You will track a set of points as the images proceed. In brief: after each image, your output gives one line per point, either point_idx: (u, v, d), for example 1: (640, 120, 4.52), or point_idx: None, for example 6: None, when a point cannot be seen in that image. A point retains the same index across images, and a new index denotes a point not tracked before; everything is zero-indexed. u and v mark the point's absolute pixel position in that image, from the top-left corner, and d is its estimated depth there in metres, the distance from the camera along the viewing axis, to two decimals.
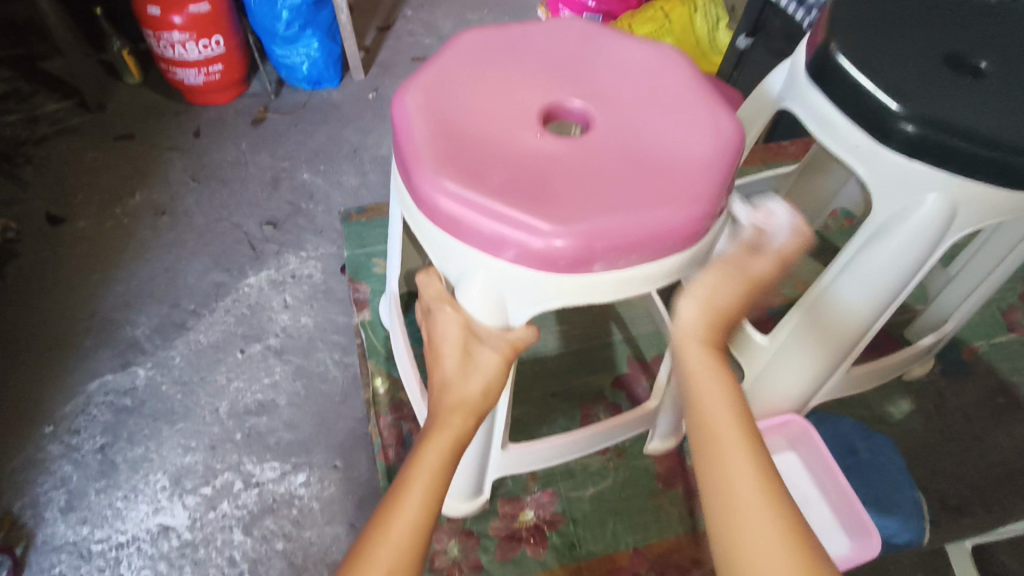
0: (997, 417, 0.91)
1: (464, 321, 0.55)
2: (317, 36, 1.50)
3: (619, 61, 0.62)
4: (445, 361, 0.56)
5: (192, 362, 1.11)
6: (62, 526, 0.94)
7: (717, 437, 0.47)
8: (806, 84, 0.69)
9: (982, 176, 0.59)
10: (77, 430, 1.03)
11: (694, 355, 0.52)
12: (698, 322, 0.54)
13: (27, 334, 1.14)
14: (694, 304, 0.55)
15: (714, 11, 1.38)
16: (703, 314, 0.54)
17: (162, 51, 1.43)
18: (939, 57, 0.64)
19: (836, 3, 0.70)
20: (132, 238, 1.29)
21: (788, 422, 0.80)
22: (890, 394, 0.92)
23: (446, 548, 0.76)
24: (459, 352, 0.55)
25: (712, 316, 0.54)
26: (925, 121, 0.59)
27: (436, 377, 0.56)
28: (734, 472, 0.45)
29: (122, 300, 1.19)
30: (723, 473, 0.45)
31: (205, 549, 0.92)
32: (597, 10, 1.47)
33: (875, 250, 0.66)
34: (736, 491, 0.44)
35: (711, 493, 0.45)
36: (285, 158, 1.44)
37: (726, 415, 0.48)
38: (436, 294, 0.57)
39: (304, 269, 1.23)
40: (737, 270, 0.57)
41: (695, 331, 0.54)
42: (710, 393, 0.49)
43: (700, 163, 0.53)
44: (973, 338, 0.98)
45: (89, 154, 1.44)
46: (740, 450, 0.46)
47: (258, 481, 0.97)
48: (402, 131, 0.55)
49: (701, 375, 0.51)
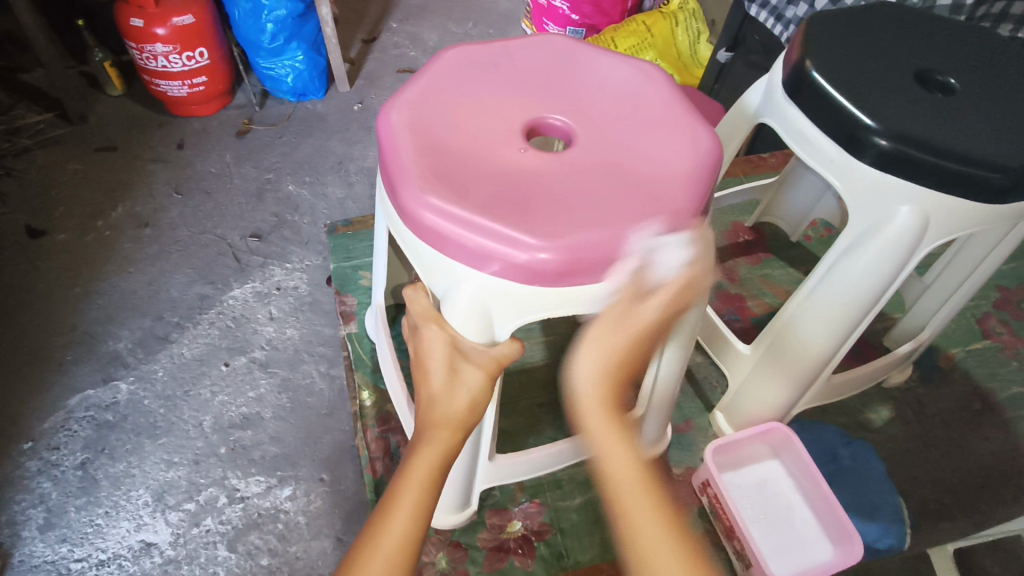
0: (974, 421, 0.93)
1: (449, 338, 0.55)
2: (303, 48, 1.51)
3: (600, 78, 0.63)
4: (430, 377, 0.56)
5: (175, 375, 1.10)
6: (41, 545, 0.92)
7: (624, 509, 0.45)
8: (783, 99, 0.71)
9: (952, 188, 0.61)
10: (56, 446, 1.01)
11: (595, 426, 0.47)
12: (598, 384, 0.48)
13: (5, 349, 1.12)
14: (592, 360, 0.49)
15: (695, 25, 1.42)
16: (602, 373, 0.48)
17: (145, 62, 1.43)
18: (909, 73, 0.67)
19: (810, 21, 0.72)
20: (114, 250, 1.28)
21: (771, 430, 0.80)
22: (869, 400, 0.94)
23: (434, 560, 0.75)
24: (444, 369, 0.55)
25: (610, 372, 0.48)
26: (897, 136, 0.61)
27: (421, 393, 0.56)
28: (642, 532, 0.44)
29: (104, 313, 1.18)
30: (634, 537, 0.44)
31: (187, 565, 0.90)
32: (581, 23, 1.49)
33: (852, 261, 0.67)
34: (650, 553, 0.43)
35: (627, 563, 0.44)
36: (270, 170, 1.44)
37: (630, 472, 0.46)
38: (423, 311, 0.57)
39: (290, 281, 1.22)
40: (627, 322, 0.49)
41: (594, 398, 0.48)
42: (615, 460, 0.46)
43: (681, 177, 0.54)
44: (949, 345, 1.00)
45: (70, 166, 1.42)
46: (646, 512, 0.45)
47: (243, 496, 0.96)
48: (387, 147, 0.55)
49: (607, 448, 0.47)
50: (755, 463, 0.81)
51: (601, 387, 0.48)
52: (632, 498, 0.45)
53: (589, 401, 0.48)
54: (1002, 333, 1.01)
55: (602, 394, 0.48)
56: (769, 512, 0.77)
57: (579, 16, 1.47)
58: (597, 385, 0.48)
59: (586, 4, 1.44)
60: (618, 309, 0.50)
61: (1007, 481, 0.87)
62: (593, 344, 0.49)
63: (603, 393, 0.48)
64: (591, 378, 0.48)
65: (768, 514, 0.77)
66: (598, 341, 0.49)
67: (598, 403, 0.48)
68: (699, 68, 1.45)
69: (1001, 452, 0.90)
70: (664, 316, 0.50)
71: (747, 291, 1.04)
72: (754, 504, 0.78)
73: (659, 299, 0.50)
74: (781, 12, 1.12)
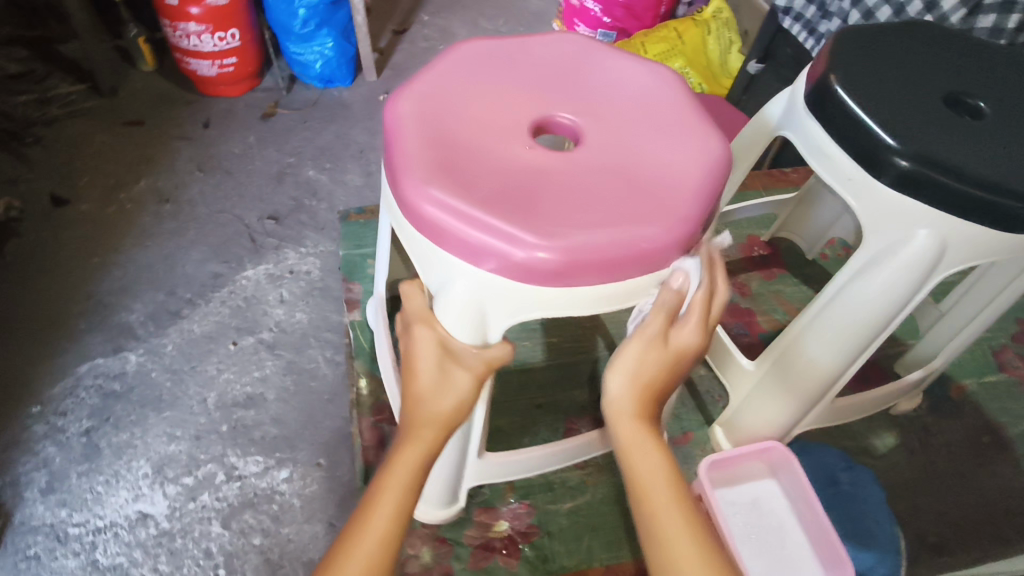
0: (981, 456, 0.90)
1: (440, 339, 0.53)
2: (333, 35, 1.51)
3: (615, 78, 0.61)
4: (420, 374, 0.53)
5: (183, 350, 1.11)
6: (41, 507, 0.94)
7: (647, 493, 0.50)
8: (804, 114, 0.69)
9: (972, 215, 0.59)
10: (63, 412, 1.03)
11: (628, 436, 0.53)
12: (628, 398, 0.53)
13: (22, 313, 1.14)
14: (622, 377, 0.54)
15: (727, 35, 1.41)
16: (631, 385, 0.53)
17: (178, 40, 1.45)
18: (938, 95, 0.65)
19: (839, 36, 0.70)
20: (134, 224, 1.30)
21: (769, 449, 0.78)
22: (875, 426, 0.92)
23: (418, 554, 0.75)
24: (434, 370, 0.53)
25: (641, 392, 0.53)
26: (920, 158, 0.59)
27: (409, 394, 0.54)
28: (667, 530, 0.49)
29: (119, 285, 1.20)
30: (662, 532, 0.49)
31: (182, 539, 0.91)
32: (613, 27, 1.48)
33: (865, 284, 0.65)
34: (673, 542, 0.48)
35: (651, 547, 0.49)
36: (292, 154, 1.45)
37: (662, 479, 0.51)
38: (416, 309, 0.54)
39: (303, 265, 1.23)
40: (660, 345, 0.53)
41: (627, 410, 0.53)
42: (642, 464, 0.51)
43: (688, 184, 0.52)
44: (962, 375, 0.97)
45: (97, 138, 1.45)
46: (671, 507, 0.49)
47: (241, 475, 0.97)
48: (392, 136, 0.53)
49: (638, 457, 0.51)
50: (750, 480, 0.80)
51: (631, 397, 0.53)
52: (660, 495, 0.50)
53: (619, 413, 0.53)
54: (1020, 368, 0.98)
55: (632, 406, 0.53)
56: (761, 534, 0.75)
57: (610, 18, 1.45)
58: (629, 400, 0.53)
59: (618, 7, 1.43)
60: (655, 329, 0.54)
61: (1011, 519, 0.85)
62: (625, 360, 0.53)
63: (636, 422, 0.53)
64: (625, 393, 0.53)
65: (760, 536, 0.75)
66: (630, 360, 0.53)
67: (631, 414, 0.53)
68: (728, 79, 1.42)
69: (1007, 490, 0.87)
70: (694, 344, 0.54)
71: (758, 306, 1.03)
72: (748, 523, 0.76)
73: (692, 324, 0.54)
74: (814, 27, 1.15)
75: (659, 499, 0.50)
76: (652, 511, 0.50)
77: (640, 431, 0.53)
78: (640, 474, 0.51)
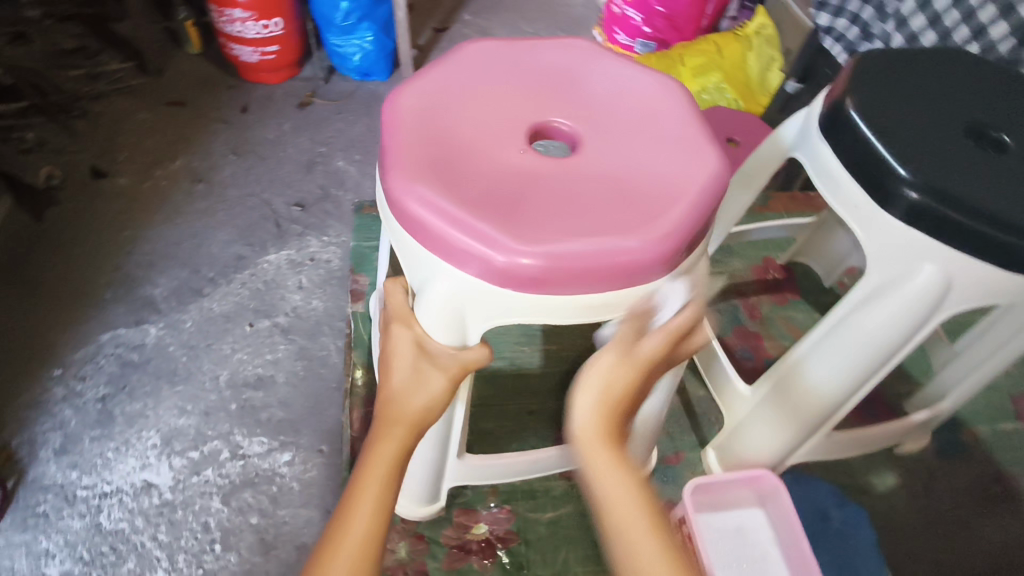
0: (989, 506, 0.86)
1: (417, 338, 0.54)
2: (373, 29, 1.52)
3: (619, 87, 0.60)
4: (394, 374, 0.55)
5: (201, 327, 1.13)
6: (53, 467, 0.97)
7: (618, 520, 0.47)
8: (817, 138, 0.67)
9: (983, 253, 0.57)
10: (83, 377, 1.06)
11: (593, 462, 0.50)
12: (594, 420, 0.51)
13: (53, 278, 1.19)
14: (590, 398, 0.52)
15: (768, 53, 1.36)
16: (598, 408, 0.52)
17: (224, 26, 1.49)
18: (959, 126, 0.62)
19: (862, 59, 0.68)
20: (166, 201, 1.33)
21: (759, 478, 0.76)
22: (876, 464, 0.89)
23: (395, 548, 0.75)
24: (408, 369, 0.54)
25: (609, 411, 0.52)
26: (930, 190, 0.57)
27: (382, 391, 0.55)
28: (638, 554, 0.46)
29: (147, 259, 1.23)
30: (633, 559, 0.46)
31: (182, 511, 0.93)
32: (652, 37, 1.46)
33: (868, 315, 0.63)
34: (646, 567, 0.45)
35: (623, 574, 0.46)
36: (324, 144, 1.47)
37: (632, 504, 0.48)
38: (396, 308, 0.56)
39: (324, 254, 1.25)
40: (631, 361, 0.53)
41: (592, 434, 0.51)
42: (609, 490, 0.48)
43: (680, 199, 0.51)
44: (976, 420, 0.94)
45: (140, 116, 1.50)
46: (643, 534, 0.46)
47: (245, 454, 0.98)
48: (387, 131, 0.54)
49: (603, 479, 0.49)
50: (737, 508, 0.78)
51: (595, 421, 0.51)
52: (629, 519, 0.47)
53: (586, 440, 0.51)
54: None
55: (597, 429, 0.51)
56: (743, 564, 0.74)
57: (650, 29, 1.43)
58: (597, 423, 0.51)
59: (659, 18, 1.40)
60: (627, 342, 0.53)
61: None
62: (591, 380, 0.53)
63: (605, 447, 0.50)
64: (591, 416, 0.52)
65: (741, 565, 0.74)
66: (598, 376, 0.52)
67: (596, 440, 0.51)
68: (767, 96, 1.37)
69: (1013, 543, 0.84)
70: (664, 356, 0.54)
71: (767, 330, 1.01)
72: (731, 551, 0.74)
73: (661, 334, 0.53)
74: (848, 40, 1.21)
75: (635, 524, 0.47)
76: (622, 542, 0.46)
77: (606, 455, 0.50)
78: (607, 500, 0.48)
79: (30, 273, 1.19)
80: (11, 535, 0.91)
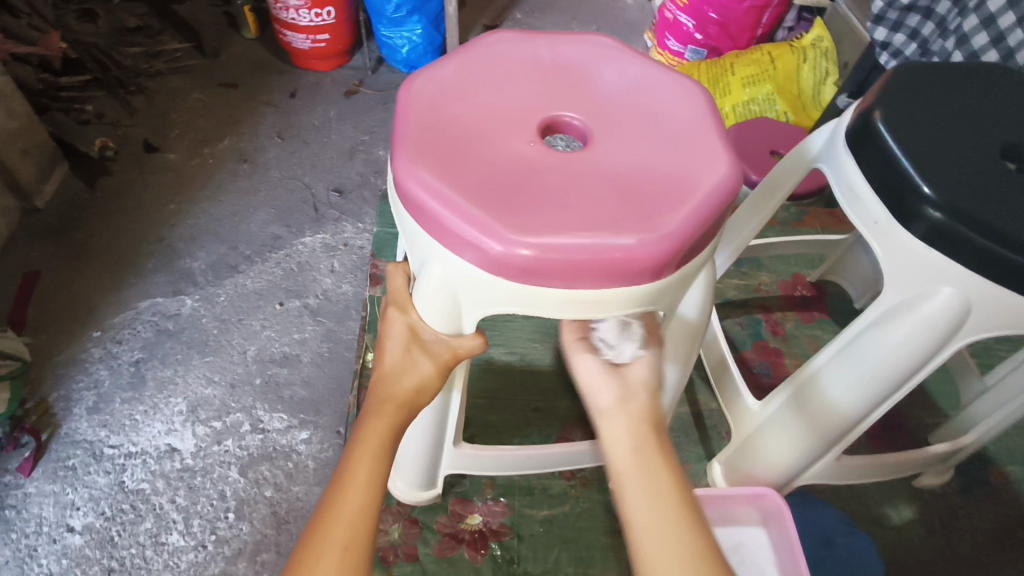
0: (1014, 551, 0.82)
1: (411, 323, 0.56)
2: (422, 23, 1.54)
3: (637, 87, 0.59)
4: (386, 354, 0.57)
5: (233, 302, 1.17)
6: (85, 424, 1.01)
7: (640, 437, 0.52)
8: (842, 150, 0.65)
9: (1005, 280, 0.54)
10: (120, 340, 1.11)
11: (634, 399, 0.56)
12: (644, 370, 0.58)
13: (100, 245, 1.24)
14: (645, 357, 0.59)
15: (824, 65, 1.30)
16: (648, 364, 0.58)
17: (279, 13, 1.53)
18: (997, 147, 0.59)
19: (899, 70, 0.65)
20: (211, 178, 1.38)
21: (763, 495, 0.74)
22: (892, 495, 0.85)
23: (387, 530, 0.76)
24: (400, 350, 0.56)
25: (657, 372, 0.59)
26: (953, 210, 0.54)
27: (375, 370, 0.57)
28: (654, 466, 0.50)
29: (188, 233, 1.28)
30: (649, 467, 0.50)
31: (201, 477, 0.96)
32: (704, 44, 1.41)
33: (880, 336, 0.61)
34: (655, 475, 0.49)
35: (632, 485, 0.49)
36: (366, 133, 1.49)
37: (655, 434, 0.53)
38: (396, 292, 0.59)
39: (358, 240, 1.27)
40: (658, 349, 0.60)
41: (639, 381, 0.57)
42: (636, 418, 0.54)
43: (683, 201, 0.50)
44: (1008, 461, 0.89)
45: (194, 95, 1.55)
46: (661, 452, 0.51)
47: (265, 428, 1.01)
48: (398, 117, 0.54)
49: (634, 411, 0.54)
50: (738, 523, 0.75)
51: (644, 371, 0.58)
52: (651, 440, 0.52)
53: (637, 383, 0.57)
54: None
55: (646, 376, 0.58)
56: None
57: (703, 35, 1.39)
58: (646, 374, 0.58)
59: (712, 24, 1.36)
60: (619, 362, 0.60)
61: None
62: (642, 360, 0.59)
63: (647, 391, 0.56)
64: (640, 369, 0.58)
65: None
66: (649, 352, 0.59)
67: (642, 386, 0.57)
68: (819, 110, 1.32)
69: None
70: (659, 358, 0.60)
71: (789, 348, 0.98)
72: None
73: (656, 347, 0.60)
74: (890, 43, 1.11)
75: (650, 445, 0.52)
76: (639, 454, 0.51)
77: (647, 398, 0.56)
78: (631, 425, 0.53)
79: (80, 238, 1.24)
80: (41, 484, 0.95)
